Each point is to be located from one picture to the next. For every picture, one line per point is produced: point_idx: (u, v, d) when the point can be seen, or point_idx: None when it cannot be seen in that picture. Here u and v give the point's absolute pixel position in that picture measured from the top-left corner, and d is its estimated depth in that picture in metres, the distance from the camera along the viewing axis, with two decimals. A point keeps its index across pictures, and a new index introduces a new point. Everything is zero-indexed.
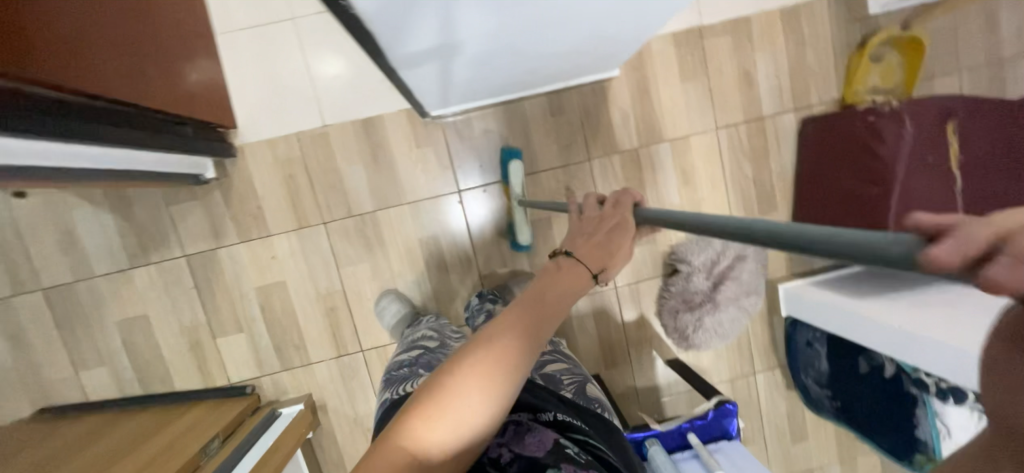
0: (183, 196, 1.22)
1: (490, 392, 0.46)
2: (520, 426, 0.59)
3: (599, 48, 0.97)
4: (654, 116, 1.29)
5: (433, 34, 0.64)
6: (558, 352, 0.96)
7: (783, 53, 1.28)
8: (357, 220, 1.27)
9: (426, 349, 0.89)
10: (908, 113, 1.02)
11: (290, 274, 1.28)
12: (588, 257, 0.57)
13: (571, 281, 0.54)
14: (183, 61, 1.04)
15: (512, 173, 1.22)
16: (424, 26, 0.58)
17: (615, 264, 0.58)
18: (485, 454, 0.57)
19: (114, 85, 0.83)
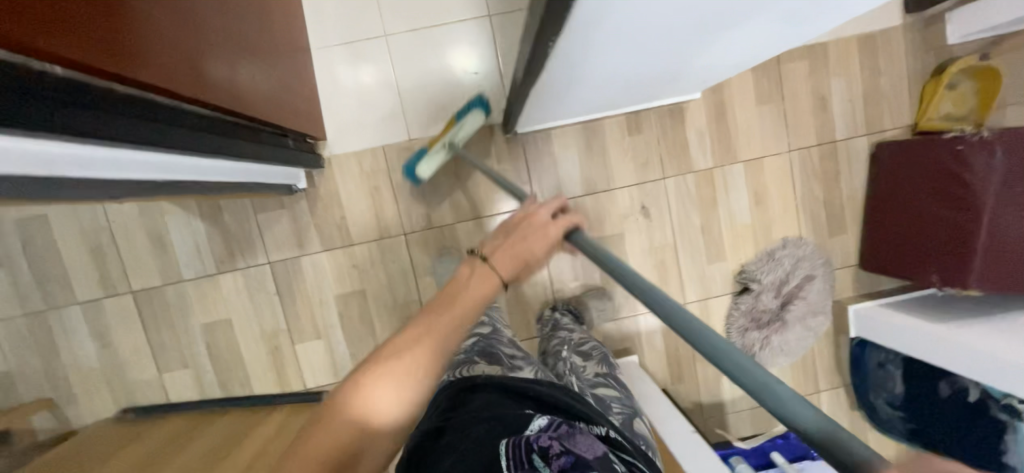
0: (271, 204, 1.26)
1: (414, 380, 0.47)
2: (572, 428, 0.60)
3: (696, 70, 1.00)
4: (730, 137, 1.32)
5: (578, 60, 0.70)
6: (612, 377, 0.99)
7: (856, 79, 1.31)
8: (437, 232, 1.30)
9: (484, 338, 0.95)
10: (1002, 143, 1.03)
11: (369, 282, 1.30)
12: (503, 265, 0.53)
13: (482, 288, 0.52)
14: (289, 75, 1.10)
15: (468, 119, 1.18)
16: (601, 36, 0.62)
17: (526, 272, 0.55)
18: (532, 443, 0.55)
19: (234, 95, 0.86)
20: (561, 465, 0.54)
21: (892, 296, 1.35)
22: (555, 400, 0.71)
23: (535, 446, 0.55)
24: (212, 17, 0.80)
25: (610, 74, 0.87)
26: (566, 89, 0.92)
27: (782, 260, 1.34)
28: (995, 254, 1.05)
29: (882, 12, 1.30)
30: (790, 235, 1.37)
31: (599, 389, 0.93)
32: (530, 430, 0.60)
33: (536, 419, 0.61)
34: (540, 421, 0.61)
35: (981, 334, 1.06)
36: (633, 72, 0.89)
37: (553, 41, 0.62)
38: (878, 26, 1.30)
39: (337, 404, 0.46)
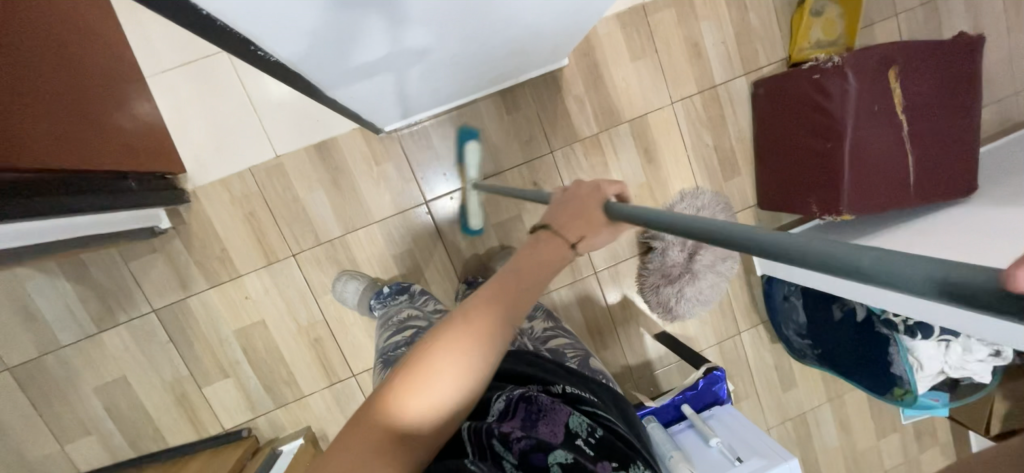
0: (141, 250, 1.18)
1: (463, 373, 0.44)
2: (530, 405, 0.52)
3: (539, 42, 0.99)
4: (610, 99, 1.30)
5: (355, 58, 0.64)
6: (559, 329, 0.89)
7: (725, 20, 1.30)
8: (327, 247, 1.25)
9: (422, 327, 0.82)
10: (851, 66, 1.04)
11: (267, 312, 1.24)
12: (566, 227, 0.53)
13: (551, 250, 0.52)
14: (119, 110, 1.02)
15: (470, 153, 1.24)
16: (321, 45, 0.56)
17: (585, 229, 0.54)
18: (491, 430, 0.48)
19: (59, 152, 0.83)
20: (522, 449, 0.46)
21: (791, 230, 1.39)
22: (506, 367, 0.62)
23: (495, 432, 0.47)
24: (32, 76, 0.79)
25: (438, 62, 0.83)
26: (397, 88, 0.89)
27: (681, 213, 1.35)
28: (863, 177, 1.08)
29: None
30: (687, 186, 1.37)
31: (553, 340, 0.82)
32: (489, 417, 0.52)
33: (493, 403, 0.53)
34: (500, 404, 0.53)
35: (897, 246, 1.06)
36: (465, 54, 0.85)
37: (309, 51, 0.57)
38: None
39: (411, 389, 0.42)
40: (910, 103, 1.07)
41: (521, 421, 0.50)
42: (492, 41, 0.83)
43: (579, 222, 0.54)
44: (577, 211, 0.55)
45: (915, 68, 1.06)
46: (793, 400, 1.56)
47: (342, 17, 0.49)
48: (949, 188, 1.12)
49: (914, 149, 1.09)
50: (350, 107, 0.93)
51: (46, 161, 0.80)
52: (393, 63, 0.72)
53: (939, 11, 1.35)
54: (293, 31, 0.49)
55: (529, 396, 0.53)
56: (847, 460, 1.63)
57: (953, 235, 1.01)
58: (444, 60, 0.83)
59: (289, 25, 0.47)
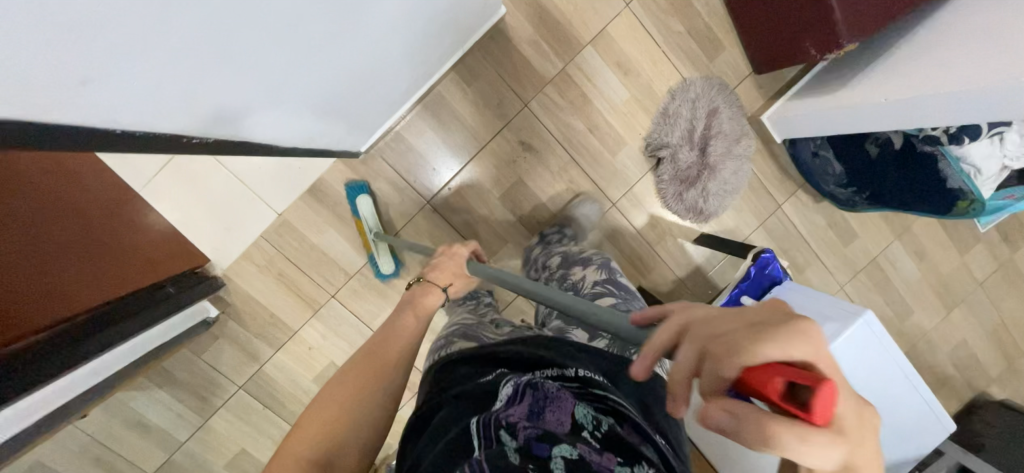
0: (205, 341, 1.26)
1: (369, 392, 0.60)
2: (537, 394, 0.55)
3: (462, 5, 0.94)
4: (563, 26, 1.22)
5: (277, 103, 0.64)
6: (612, 283, 0.93)
7: None
8: (359, 277, 1.29)
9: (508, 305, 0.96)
10: None
11: (332, 353, 1.32)
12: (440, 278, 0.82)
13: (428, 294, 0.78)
14: (134, 227, 1.06)
15: (364, 207, 1.22)
16: (241, 103, 0.56)
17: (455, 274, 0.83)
18: (500, 417, 0.51)
19: (66, 295, 0.86)
20: (526, 437, 0.48)
21: (799, 84, 1.29)
22: (523, 352, 0.64)
23: (502, 422, 0.50)
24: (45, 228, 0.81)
25: (369, 69, 0.80)
26: (342, 111, 0.87)
27: (678, 113, 1.29)
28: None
29: None
30: (673, 83, 1.29)
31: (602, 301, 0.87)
32: (497, 403, 0.55)
33: (501, 389, 0.56)
34: (507, 390, 0.56)
35: (909, 70, 0.96)
36: (391, 52, 0.81)
37: (225, 115, 0.56)
38: None
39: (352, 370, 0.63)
40: None
41: (527, 408, 0.53)
42: (411, 25, 0.79)
43: (446, 274, 0.83)
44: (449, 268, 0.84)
45: None
46: (859, 251, 1.50)
47: (234, 68, 0.48)
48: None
49: None
50: (314, 146, 0.93)
51: (33, 330, 0.79)
52: (320, 93, 0.70)
53: None
54: (203, 99, 0.49)
55: (536, 383, 0.57)
56: (935, 287, 1.56)
57: (984, 22, 0.88)
58: (372, 67, 0.80)
59: (191, 100, 0.47)
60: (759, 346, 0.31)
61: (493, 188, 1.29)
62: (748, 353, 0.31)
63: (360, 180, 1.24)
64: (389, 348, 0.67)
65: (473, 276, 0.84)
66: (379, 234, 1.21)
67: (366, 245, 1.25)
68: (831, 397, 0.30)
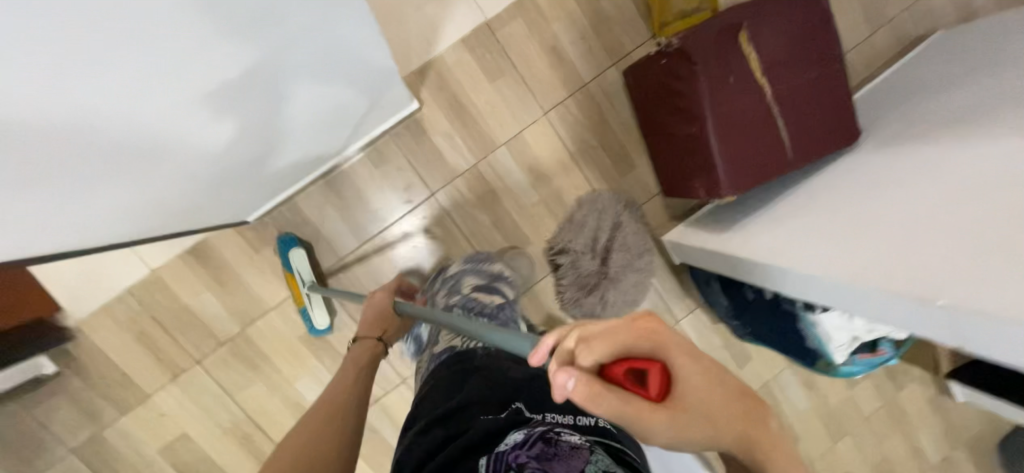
0: (39, 397, 1.14)
1: (336, 422, 0.68)
2: (551, 445, 0.56)
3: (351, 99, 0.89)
4: (480, 126, 1.24)
5: (90, 228, 0.65)
6: None
7: (579, 14, 1.24)
8: (230, 345, 1.21)
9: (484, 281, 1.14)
10: (693, 46, 0.97)
11: (187, 424, 1.21)
12: (368, 330, 0.94)
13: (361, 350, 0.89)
14: None
15: (298, 262, 1.17)
16: (31, 250, 0.58)
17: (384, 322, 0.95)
18: (508, 458, 0.56)
19: None
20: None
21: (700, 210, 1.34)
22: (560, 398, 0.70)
23: (509, 462, 0.55)
24: None
25: (221, 171, 0.78)
26: (210, 198, 0.86)
27: (584, 222, 1.30)
28: (735, 155, 1.03)
29: None
30: (583, 192, 1.32)
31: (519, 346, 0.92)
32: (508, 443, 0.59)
33: (513, 434, 0.61)
34: (518, 436, 0.60)
35: (779, 232, 0.98)
36: (254, 156, 0.81)
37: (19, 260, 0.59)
38: None
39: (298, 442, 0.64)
40: (767, 64, 1.00)
41: (533, 455, 0.55)
42: (265, 131, 0.76)
43: (371, 322, 0.95)
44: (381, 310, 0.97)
45: (766, 26, 0.98)
46: (752, 374, 1.52)
47: None
48: (829, 144, 1.06)
49: (783, 112, 1.02)
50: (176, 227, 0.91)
51: None
52: (149, 204, 0.71)
53: None
54: (10, 250, 0.54)
55: (551, 438, 0.57)
56: (823, 417, 1.60)
57: (832, 203, 0.96)
58: (227, 167, 0.78)
59: None
60: (605, 342, 0.41)
61: (399, 261, 1.26)
62: (597, 347, 0.41)
63: (289, 233, 1.19)
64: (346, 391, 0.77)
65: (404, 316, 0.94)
66: (312, 286, 1.15)
67: (298, 299, 1.19)
68: (658, 378, 0.41)
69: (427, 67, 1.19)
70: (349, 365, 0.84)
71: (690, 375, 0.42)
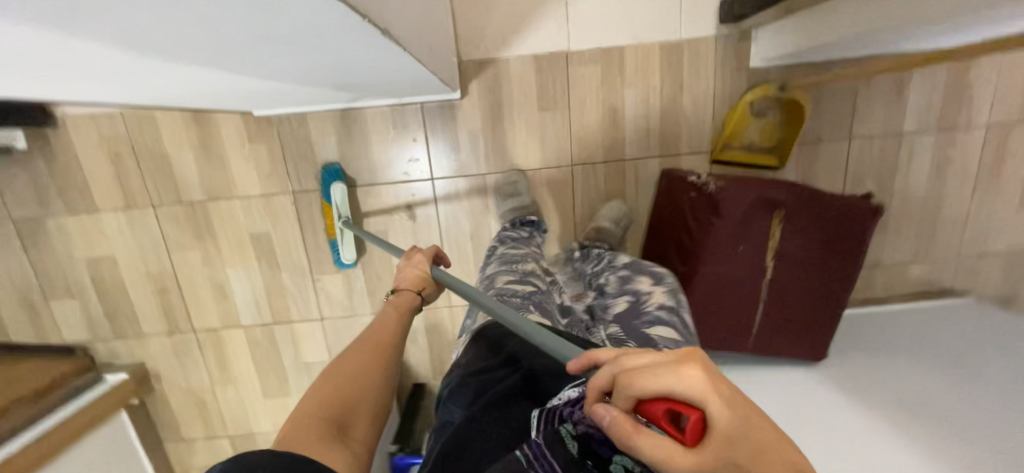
0: (4, 160, 1.19)
1: (378, 366, 0.60)
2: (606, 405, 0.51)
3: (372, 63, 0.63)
4: (507, 142, 1.21)
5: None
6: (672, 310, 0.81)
7: (656, 93, 1.18)
8: (187, 207, 1.24)
9: (540, 289, 0.85)
10: (722, 200, 1.00)
11: (119, 250, 1.27)
12: (406, 284, 0.74)
13: (400, 302, 0.72)
14: None
15: (336, 192, 1.18)
16: None
17: (427, 284, 0.76)
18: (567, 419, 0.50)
19: None
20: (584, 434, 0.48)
21: None
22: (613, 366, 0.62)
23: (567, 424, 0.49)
24: None
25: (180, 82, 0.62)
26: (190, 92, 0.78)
27: None
28: (700, 315, 1.04)
29: (693, 19, 1.14)
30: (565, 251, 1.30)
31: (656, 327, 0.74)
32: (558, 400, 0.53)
33: (565, 390, 0.54)
34: (572, 392, 0.54)
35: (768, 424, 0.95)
36: (229, 81, 0.64)
37: None
38: (686, 31, 1.15)
39: (326, 381, 0.56)
40: (783, 255, 0.97)
41: (596, 413, 0.50)
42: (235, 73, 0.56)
43: (415, 280, 0.75)
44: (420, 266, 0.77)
45: (805, 219, 0.95)
46: None
47: None
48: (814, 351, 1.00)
49: (767, 305, 1.01)
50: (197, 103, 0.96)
51: None
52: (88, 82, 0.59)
53: (903, 154, 1.21)
54: None
55: None
56: None
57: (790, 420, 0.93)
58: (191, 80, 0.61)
59: None
60: (636, 378, 0.34)
61: (385, 210, 1.27)
62: (625, 382, 0.35)
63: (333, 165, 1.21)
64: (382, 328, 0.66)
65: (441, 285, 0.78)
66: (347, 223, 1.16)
67: (332, 232, 1.22)
68: (700, 428, 0.33)
69: (488, 64, 1.16)
70: (393, 310, 0.69)
71: (740, 412, 0.33)
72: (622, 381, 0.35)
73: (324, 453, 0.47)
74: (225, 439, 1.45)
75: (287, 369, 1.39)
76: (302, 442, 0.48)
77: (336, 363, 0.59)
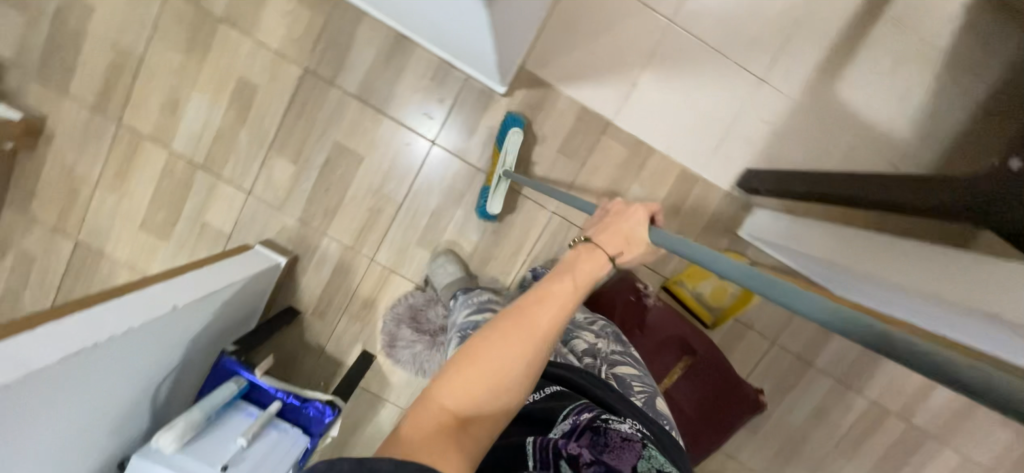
0: None
1: (518, 370, 0.56)
2: (596, 435, 0.60)
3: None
4: (515, 157, 1.24)
5: None
6: (626, 355, 0.93)
7: (656, 202, 1.26)
8: (198, 14, 1.17)
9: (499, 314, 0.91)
10: (649, 318, 1.06)
11: (105, 6, 1.17)
12: (607, 242, 0.62)
13: (593, 261, 0.61)
14: None
15: (509, 141, 1.17)
16: None
17: (630, 248, 0.62)
18: (562, 449, 0.57)
19: None
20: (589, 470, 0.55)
21: None
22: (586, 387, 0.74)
23: (565, 452, 0.57)
24: None
25: None
26: None
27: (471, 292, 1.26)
28: None
29: (717, 166, 1.25)
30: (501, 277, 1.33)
31: (618, 367, 0.88)
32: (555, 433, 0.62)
33: (560, 424, 0.63)
34: (565, 426, 0.63)
35: None
36: None
37: None
38: (708, 171, 1.25)
39: (456, 371, 0.55)
40: (670, 391, 1.04)
41: (586, 447, 0.57)
42: None
43: (619, 241, 0.62)
44: (614, 227, 0.64)
45: (703, 369, 1.05)
46: None
47: None
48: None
49: None
50: None
51: None
52: None
53: (802, 378, 1.34)
54: None
55: (599, 428, 0.61)
56: None
57: None
58: None
59: None
60: None
61: (373, 140, 1.24)
62: None
63: (515, 114, 1.20)
64: (544, 315, 0.57)
65: (654, 244, 0.62)
66: (507, 174, 1.15)
67: (489, 179, 1.23)
68: None
69: (543, 85, 1.20)
70: (571, 279, 0.60)
71: None
72: None
73: (440, 454, 0.49)
74: (70, 240, 1.30)
75: (181, 216, 1.28)
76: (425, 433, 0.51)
77: (478, 345, 0.56)
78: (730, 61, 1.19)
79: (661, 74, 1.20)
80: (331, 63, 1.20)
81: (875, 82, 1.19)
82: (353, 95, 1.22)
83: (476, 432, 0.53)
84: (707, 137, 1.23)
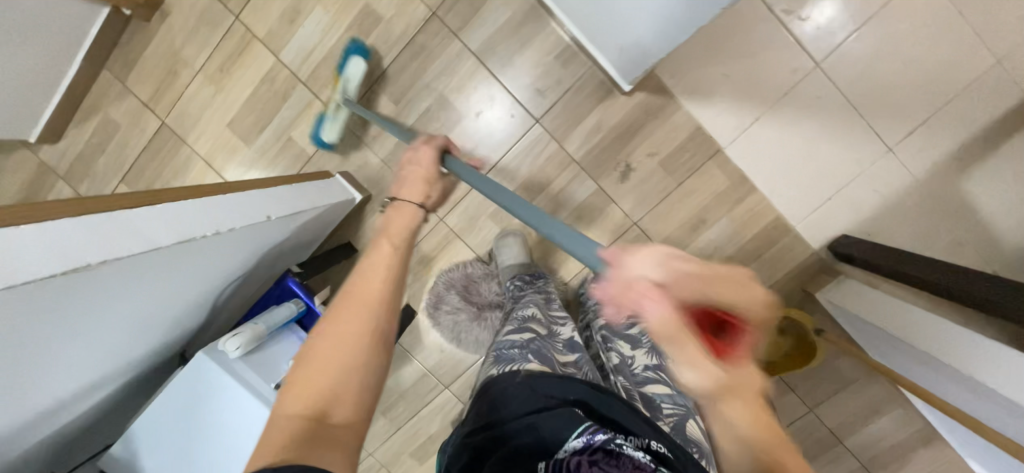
0: None
1: (358, 339, 0.55)
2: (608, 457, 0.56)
3: None
4: (614, 158, 1.20)
5: None
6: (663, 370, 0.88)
7: (740, 241, 1.22)
8: None
9: (540, 337, 0.84)
10: None
11: None
12: (408, 193, 0.73)
13: (401, 214, 0.69)
14: None
15: (351, 67, 1.16)
16: None
17: (431, 187, 0.75)
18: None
19: None
20: None
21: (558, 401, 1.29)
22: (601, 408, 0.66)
23: None
24: None
25: None
26: None
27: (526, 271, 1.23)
28: None
29: (813, 222, 1.21)
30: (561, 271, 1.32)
31: (648, 386, 0.83)
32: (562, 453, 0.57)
33: (570, 440, 0.58)
34: (578, 442, 0.58)
35: None
36: None
37: None
38: (803, 224, 1.21)
39: (297, 379, 0.52)
40: None
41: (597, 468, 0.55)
42: None
43: (419, 188, 0.74)
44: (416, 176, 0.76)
45: None
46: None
47: None
48: None
49: None
50: None
51: None
52: None
53: (825, 451, 1.33)
54: None
55: (612, 450, 0.56)
56: None
57: None
58: None
59: None
60: (641, 265, 0.42)
61: (477, 100, 1.21)
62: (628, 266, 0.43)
63: (360, 42, 1.19)
64: (371, 284, 0.58)
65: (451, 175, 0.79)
66: (346, 99, 1.15)
67: (328, 103, 1.21)
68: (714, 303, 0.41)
69: (664, 94, 1.16)
70: (388, 239, 0.65)
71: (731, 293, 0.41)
72: (637, 260, 0.42)
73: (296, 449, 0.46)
74: (156, 120, 1.29)
75: (269, 126, 1.27)
76: (278, 446, 0.47)
77: (311, 347, 0.54)
78: (863, 121, 1.14)
79: (788, 115, 1.15)
80: (460, 14, 1.17)
81: (1010, 183, 1.13)
82: (472, 51, 1.18)
83: (341, 419, 0.51)
84: (812, 190, 1.19)
